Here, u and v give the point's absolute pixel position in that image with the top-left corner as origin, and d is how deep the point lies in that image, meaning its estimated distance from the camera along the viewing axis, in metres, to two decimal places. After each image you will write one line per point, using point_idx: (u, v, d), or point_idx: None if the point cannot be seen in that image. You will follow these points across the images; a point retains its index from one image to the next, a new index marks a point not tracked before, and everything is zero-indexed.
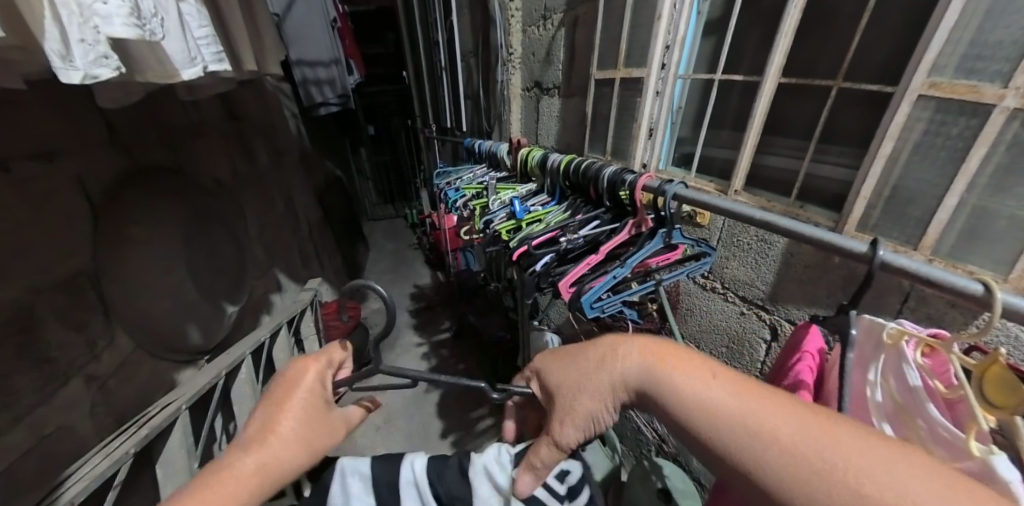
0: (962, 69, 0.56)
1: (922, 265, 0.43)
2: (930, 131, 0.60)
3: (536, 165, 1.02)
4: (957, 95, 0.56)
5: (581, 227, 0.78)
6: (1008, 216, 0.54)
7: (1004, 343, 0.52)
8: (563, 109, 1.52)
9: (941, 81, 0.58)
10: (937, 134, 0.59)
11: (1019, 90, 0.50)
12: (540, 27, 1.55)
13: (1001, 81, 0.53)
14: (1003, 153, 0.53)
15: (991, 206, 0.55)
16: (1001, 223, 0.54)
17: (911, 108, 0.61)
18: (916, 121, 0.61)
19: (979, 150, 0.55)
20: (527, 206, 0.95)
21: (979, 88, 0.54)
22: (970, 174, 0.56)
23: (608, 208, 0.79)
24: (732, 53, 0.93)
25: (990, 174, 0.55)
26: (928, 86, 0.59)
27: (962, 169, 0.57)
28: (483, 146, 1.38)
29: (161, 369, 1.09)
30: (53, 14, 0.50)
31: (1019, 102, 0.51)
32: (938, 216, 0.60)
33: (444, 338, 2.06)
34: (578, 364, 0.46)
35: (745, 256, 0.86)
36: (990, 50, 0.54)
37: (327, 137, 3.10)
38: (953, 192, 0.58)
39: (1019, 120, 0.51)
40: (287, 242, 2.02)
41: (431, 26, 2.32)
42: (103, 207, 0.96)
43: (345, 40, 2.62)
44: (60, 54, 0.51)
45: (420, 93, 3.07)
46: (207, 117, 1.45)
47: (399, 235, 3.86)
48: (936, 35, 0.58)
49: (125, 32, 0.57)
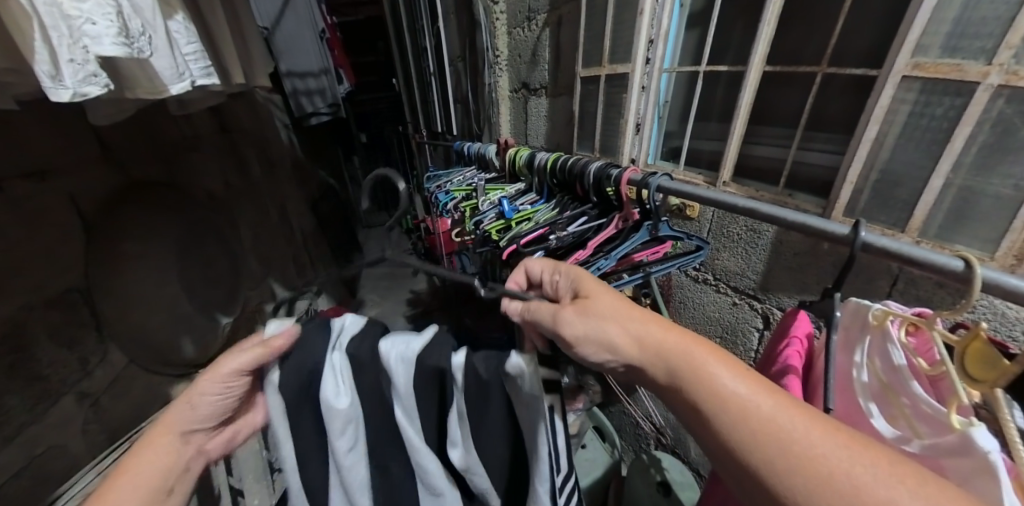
0: (947, 48, 0.56)
1: (903, 245, 0.43)
2: (915, 112, 0.60)
3: (525, 165, 1.02)
4: (942, 74, 0.56)
5: (568, 224, 0.78)
6: (995, 194, 0.54)
7: (990, 319, 0.52)
8: (550, 109, 1.53)
9: (925, 62, 0.58)
10: (922, 116, 0.59)
11: (1004, 67, 0.50)
12: (525, 28, 1.55)
13: (985, 58, 0.52)
14: (989, 131, 0.53)
15: (977, 186, 0.55)
16: (989, 201, 0.54)
17: (895, 90, 0.61)
18: (902, 102, 0.61)
19: (964, 130, 0.55)
20: (516, 205, 0.94)
21: (964, 66, 0.54)
22: (955, 153, 0.56)
23: (595, 204, 0.79)
24: (717, 46, 0.93)
25: (975, 152, 0.55)
26: (912, 67, 0.59)
27: (948, 148, 0.57)
28: (472, 149, 1.38)
29: (157, 384, 1.07)
30: (43, 36, 0.49)
31: (1004, 79, 0.51)
32: (925, 197, 0.60)
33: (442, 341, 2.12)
34: (595, 340, 0.42)
35: (735, 247, 0.86)
36: (976, 26, 0.53)
37: (319, 146, 3.10)
38: (939, 173, 0.58)
39: (1003, 98, 0.51)
40: (283, 251, 1.99)
41: (420, 32, 2.33)
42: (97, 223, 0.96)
43: (335, 51, 2.63)
44: (49, 75, 0.50)
45: (411, 100, 3.08)
46: (199, 130, 1.45)
47: (395, 242, 3.86)
48: (916, 16, 0.58)
49: (114, 51, 0.56)
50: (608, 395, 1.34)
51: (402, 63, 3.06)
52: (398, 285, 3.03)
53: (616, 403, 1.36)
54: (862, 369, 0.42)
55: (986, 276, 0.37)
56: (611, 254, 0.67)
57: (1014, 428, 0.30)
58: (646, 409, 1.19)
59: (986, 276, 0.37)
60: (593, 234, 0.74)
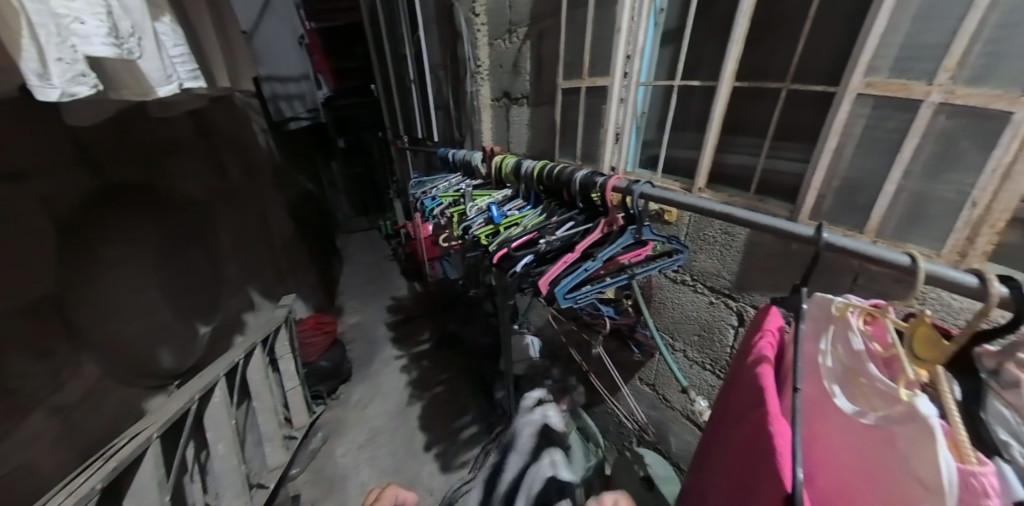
0: (896, 67, 0.53)
1: (862, 244, 0.47)
2: (870, 127, 0.56)
3: (511, 172, 1.05)
4: (892, 93, 0.53)
5: (557, 229, 0.81)
6: (943, 201, 0.50)
7: (939, 310, 0.58)
8: (532, 118, 1.58)
9: (877, 80, 0.55)
10: (876, 129, 0.56)
11: (944, 86, 0.48)
12: (506, 40, 1.60)
13: (927, 77, 0.50)
14: (933, 144, 0.50)
15: (927, 193, 0.51)
16: (939, 206, 0.50)
17: (851, 106, 0.58)
18: (857, 117, 0.58)
19: (910, 143, 0.52)
20: (504, 210, 0.97)
21: (910, 86, 0.51)
22: (905, 162, 0.53)
23: (582, 209, 0.83)
24: (691, 61, 0.99)
25: (924, 162, 0.51)
26: (865, 85, 0.56)
27: (899, 158, 0.53)
28: (457, 156, 1.41)
29: (131, 397, 1.02)
30: (31, 35, 0.49)
31: (945, 97, 0.48)
32: (879, 203, 0.56)
33: (423, 349, 2.16)
34: None
35: (711, 249, 0.91)
36: (923, 39, 0.50)
37: (299, 151, 3.05)
38: (891, 180, 0.54)
39: (945, 114, 0.48)
40: (263, 258, 1.93)
41: (400, 40, 2.36)
42: (73, 227, 0.91)
43: (314, 57, 2.61)
44: (37, 73, 0.49)
45: (391, 106, 3.09)
46: (179, 133, 1.41)
47: (375, 248, 3.81)
48: (872, 27, 0.54)
49: (105, 51, 0.56)
50: (592, 396, 1.38)
51: (381, 70, 3.06)
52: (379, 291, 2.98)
53: (600, 403, 1.38)
54: (827, 352, 0.46)
55: (929, 270, 0.41)
56: (599, 257, 0.70)
57: (949, 398, 0.35)
58: (629, 407, 1.22)
59: (929, 270, 0.41)
60: (579, 238, 0.76)
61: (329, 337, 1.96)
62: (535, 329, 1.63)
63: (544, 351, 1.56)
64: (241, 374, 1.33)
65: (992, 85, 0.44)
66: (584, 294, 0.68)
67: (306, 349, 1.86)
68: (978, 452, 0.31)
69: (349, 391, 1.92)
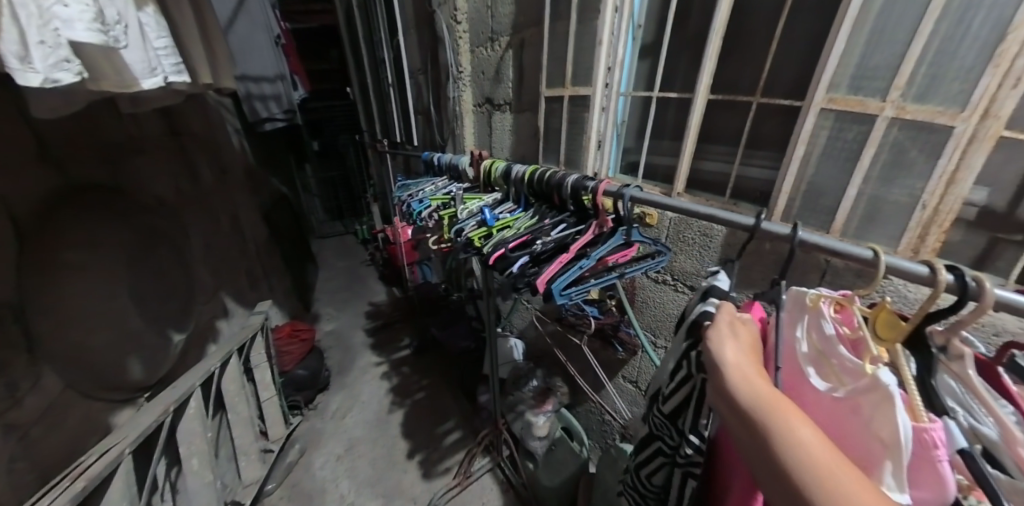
0: (852, 85, 0.59)
1: (831, 241, 0.52)
2: (833, 136, 0.62)
3: (501, 177, 1.07)
4: (850, 108, 0.59)
5: (549, 230, 0.84)
6: (895, 202, 0.56)
7: (896, 298, 0.65)
8: (514, 124, 1.61)
9: (836, 96, 0.61)
10: (838, 139, 0.62)
11: (896, 102, 0.54)
12: (487, 48, 1.64)
13: (880, 95, 0.56)
14: (887, 152, 0.56)
15: (880, 195, 0.58)
16: (890, 207, 0.57)
17: (815, 119, 0.64)
18: (820, 129, 0.63)
19: (868, 152, 0.58)
20: (496, 213, 0.98)
21: (866, 102, 0.58)
22: (863, 169, 0.59)
23: (572, 212, 0.87)
24: (668, 74, 1.05)
25: (879, 168, 0.58)
26: (827, 101, 0.62)
27: (858, 164, 0.59)
28: (443, 160, 1.41)
29: (95, 411, 0.95)
30: (11, 17, 0.46)
31: (895, 112, 0.55)
32: (843, 205, 0.62)
33: (404, 355, 2.13)
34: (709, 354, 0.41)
35: (690, 250, 0.97)
36: (874, 61, 0.56)
37: (273, 153, 2.95)
38: (852, 184, 0.60)
39: (896, 127, 0.55)
40: (237, 263, 1.85)
41: (378, 45, 2.34)
42: (30, 231, 0.85)
43: (290, 58, 2.55)
44: (17, 56, 0.47)
45: (367, 109, 3.05)
46: (148, 131, 1.34)
47: (351, 254, 3.71)
48: (832, 48, 0.60)
49: (88, 38, 0.54)
50: (576, 396, 1.40)
51: (358, 74, 3.02)
52: (355, 297, 2.91)
53: (583, 402, 1.38)
54: (801, 340, 0.49)
55: (888, 262, 0.46)
56: (592, 256, 0.72)
57: (905, 372, 0.40)
58: (614, 406, 1.22)
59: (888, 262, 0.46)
60: (570, 241, 0.79)
61: (305, 345, 1.89)
62: (519, 331, 1.65)
63: (528, 353, 1.57)
64: (216, 384, 1.27)
65: (934, 102, 0.51)
66: (579, 292, 0.70)
67: (281, 358, 1.78)
68: (929, 413, 0.37)
69: (328, 400, 1.85)
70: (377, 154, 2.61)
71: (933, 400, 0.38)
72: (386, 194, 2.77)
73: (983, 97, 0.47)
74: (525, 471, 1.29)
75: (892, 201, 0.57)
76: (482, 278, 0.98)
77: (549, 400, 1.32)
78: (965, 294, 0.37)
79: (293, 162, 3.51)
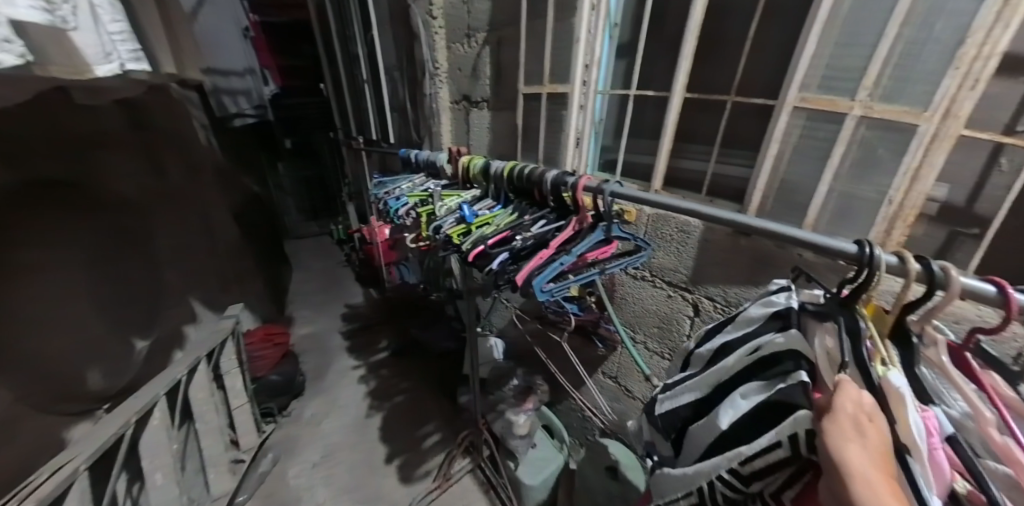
0: (824, 85, 0.60)
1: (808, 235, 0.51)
2: (805, 134, 0.63)
3: (480, 171, 1.05)
4: (821, 107, 0.61)
5: (529, 226, 0.83)
6: (864, 198, 0.57)
7: None
8: (493, 122, 1.60)
9: (809, 95, 0.62)
10: (810, 137, 0.63)
11: (863, 101, 0.55)
12: (464, 44, 1.62)
13: (849, 94, 0.57)
14: (856, 149, 0.57)
15: (851, 191, 0.58)
16: (859, 203, 0.58)
17: (788, 119, 0.65)
18: (793, 127, 0.64)
19: (837, 150, 0.59)
20: (475, 209, 0.97)
21: (835, 101, 0.59)
22: (834, 166, 0.60)
23: (553, 208, 0.86)
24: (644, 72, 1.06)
25: (849, 165, 0.58)
26: (800, 100, 0.63)
27: (828, 162, 0.60)
28: (420, 157, 1.38)
29: (46, 426, 0.88)
30: None
31: (863, 111, 0.56)
32: (814, 201, 0.63)
33: (382, 357, 2.09)
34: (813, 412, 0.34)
35: (668, 246, 0.98)
36: (843, 61, 0.58)
37: (244, 150, 2.83)
38: (823, 181, 0.61)
39: (864, 125, 0.56)
40: (207, 266, 1.76)
41: (353, 39, 2.28)
42: None
43: (260, 51, 2.46)
44: None
45: (342, 106, 2.96)
46: (109, 124, 1.25)
47: (328, 254, 3.61)
48: (806, 48, 0.61)
49: (33, 16, 0.49)
50: (557, 394, 1.40)
51: (332, 69, 2.94)
52: (332, 299, 2.83)
53: (564, 400, 1.38)
54: (816, 346, 0.40)
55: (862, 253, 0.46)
56: (573, 253, 0.71)
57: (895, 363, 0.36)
58: (595, 402, 1.23)
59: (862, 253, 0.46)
60: (550, 237, 0.77)
61: (279, 349, 1.83)
62: (500, 330, 1.64)
63: (509, 352, 1.56)
64: (182, 392, 1.20)
65: (901, 102, 0.52)
66: (560, 286, 0.68)
67: (254, 363, 1.72)
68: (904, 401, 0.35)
69: (304, 406, 1.80)
70: (353, 151, 2.55)
71: (919, 389, 0.35)
72: (362, 193, 2.72)
73: (942, 101, 0.49)
74: (506, 472, 1.28)
75: (859, 195, 0.58)
76: (463, 276, 0.97)
77: (530, 398, 1.31)
78: (934, 282, 0.36)
79: (265, 159, 3.37)
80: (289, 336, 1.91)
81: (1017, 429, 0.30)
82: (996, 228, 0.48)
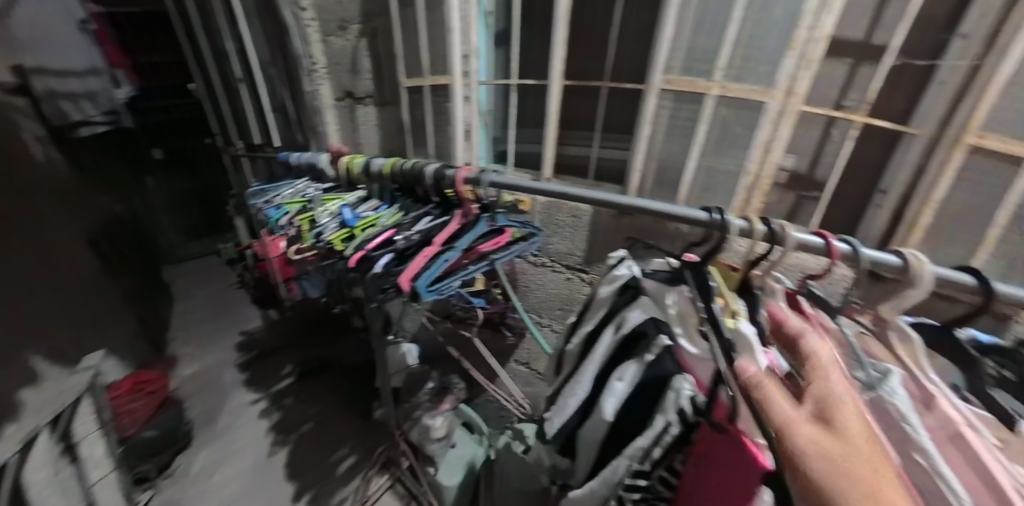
0: (685, 67, 0.62)
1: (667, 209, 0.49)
2: (672, 115, 0.65)
3: (364, 172, 0.94)
4: (684, 88, 0.62)
5: (413, 226, 0.76)
6: (725, 172, 0.60)
7: None
8: (379, 119, 1.50)
9: (673, 77, 0.63)
10: (677, 117, 0.64)
11: (719, 83, 0.58)
12: (339, 37, 1.49)
13: (707, 76, 0.59)
14: (716, 127, 0.60)
15: (714, 166, 0.61)
16: (721, 177, 0.61)
17: (656, 100, 0.66)
18: (662, 108, 0.66)
19: (701, 128, 0.61)
20: (358, 212, 0.89)
21: (696, 83, 0.61)
22: (699, 143, 0.62)
23: (439, 203, 0.79)
24: (518, 47, 0.87)
25: (711, 142, 0.61)
26: (665, 82, 0.64)
27: (694, 140, 0.63)
28: (301, 159, 1.24)
29: None
30: None
31: (720, 92, 0.58)
32: (684, 178, 0.65)
33: (285, 384, 1.91)
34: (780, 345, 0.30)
35: (563, 230, 0.95)
36: (699, 43, 0.59)
37: (97, 166, 2.35)
38: (692, 158, 0.63)
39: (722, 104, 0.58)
40: (46, 311, 1.42)
41: (217, 32, 1.99)
42: None
43: (99, 46, 2.05)
44: None
45: (215, 109, 2.61)
46: None
47: (217, 278, 3.18)
48: (666, 30, 0.62)
49: None
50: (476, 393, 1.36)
51: (199, 67, 2.57)
52: (224, 327, 2.49)
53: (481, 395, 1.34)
54: (669, 306, 0.42)
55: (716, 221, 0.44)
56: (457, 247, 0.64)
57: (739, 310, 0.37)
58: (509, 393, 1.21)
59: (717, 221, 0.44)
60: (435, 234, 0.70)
61: (151, 399, 1.63)
62: None
63: None
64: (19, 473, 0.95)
65: (752, 83, 0.55)
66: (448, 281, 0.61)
67: (119, 420, 1.50)
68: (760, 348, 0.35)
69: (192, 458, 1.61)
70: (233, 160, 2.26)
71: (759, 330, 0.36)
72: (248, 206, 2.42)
73: (786, 78, 0.52)
74: (428, 480, 1.13)
75: (727, 165, 0.60)
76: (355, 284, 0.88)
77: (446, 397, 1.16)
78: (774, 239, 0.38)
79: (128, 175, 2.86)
80: (165, 383, 1.71)
81: (836, 354, 0.32)
82: (831, 189, 0.52)
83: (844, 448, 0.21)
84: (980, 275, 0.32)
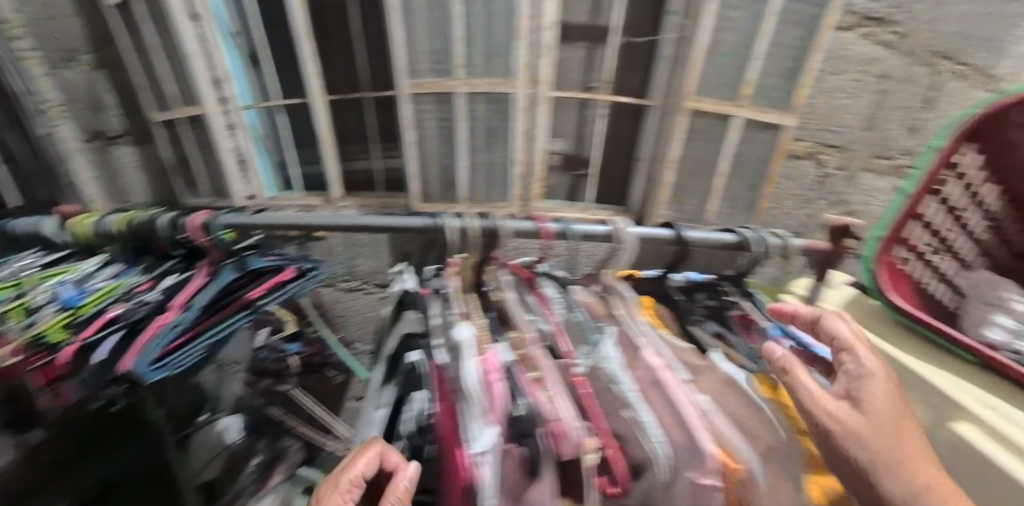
0: (433, 60, 0.45)
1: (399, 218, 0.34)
2: (439, 122, 0.48)
3: (30, 237, 0.59)
4: (431, 90, 0.46)
5: (136, 299, 0.44)
6: (502, 168, 0.49)
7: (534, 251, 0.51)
8: None
9: (424, 78, 0.45)
10: (439, 120, 0.48)
11: (465, 79, 0.45)
12: None
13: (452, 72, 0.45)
14: (484, 128, 0.47)
15: (493, 162, 0.48)
16: (501, 176, 0.49)
17: (410, 105, 0.47)
18: (420, 114, 0.47)
19: (463, 130, 0.47)
20: (84, 287, 0.47)
21: (439, 82, 0.45)
22: (467, 145, 0.48)
23: (181, 255, 0.48)
24: (262, 50, 0.52)
25: (481, 144, 0.48)
26: (415, 83, 0.45)
27: (458, 140, 0.48)
28: None
29: None
30: None
31: (470, 90, 0.45)
32: (461, 184, 0.50)
33: None
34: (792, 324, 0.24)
35: (362, 249, 0.56)
36: (433, 30, 0.43)
37: None
38: (463, 158, 0.48)
39: (478, 102, 0.46)
40: None
41: None
42: None
43: None
44: None
45: None
46: None
47: None
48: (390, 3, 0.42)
49: None
50: None
51: None
52: None
53: None
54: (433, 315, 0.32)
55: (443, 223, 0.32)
56: (188, 304, 0.41)
57: (481, 319, 0.31)
58: None
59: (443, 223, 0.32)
60: (168, 294, 0.43)
61: None
62: None
63: None
64: None
65: (494, 74, 0.44)
66: (187, 352, 0.39)
67: None
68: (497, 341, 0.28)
69: None
70: None
71: (495, 330, 0.30)
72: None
73: (522, 68, 0.44)
74: None
75: (492, 165, 0.49)
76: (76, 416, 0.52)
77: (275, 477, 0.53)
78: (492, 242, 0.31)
79: None
80: None
81: (564, 342, 0.28)
82: (598, 170, 0.50)
83: (896, 443, 0.15)
84: (673, 225, 0.30)
